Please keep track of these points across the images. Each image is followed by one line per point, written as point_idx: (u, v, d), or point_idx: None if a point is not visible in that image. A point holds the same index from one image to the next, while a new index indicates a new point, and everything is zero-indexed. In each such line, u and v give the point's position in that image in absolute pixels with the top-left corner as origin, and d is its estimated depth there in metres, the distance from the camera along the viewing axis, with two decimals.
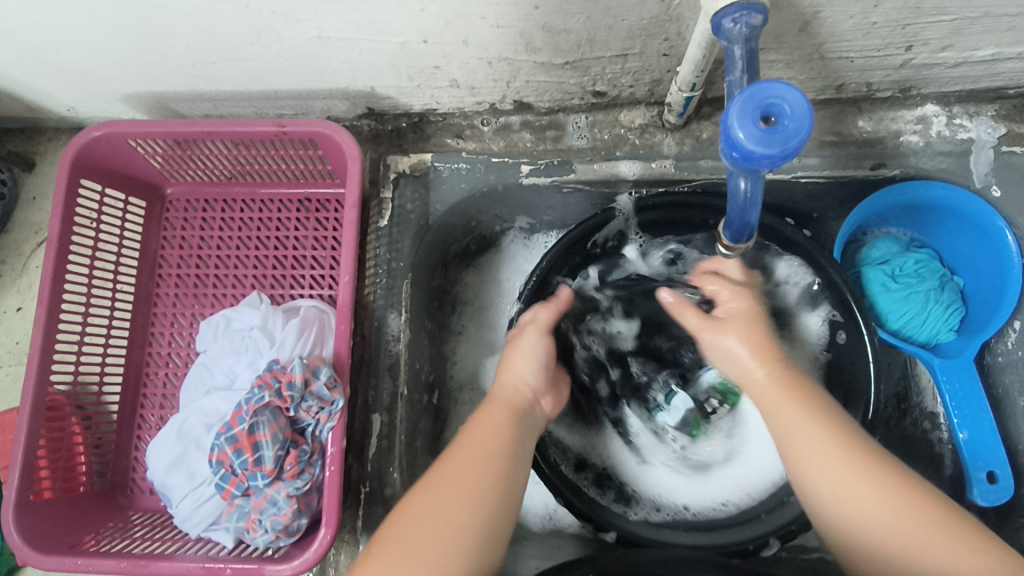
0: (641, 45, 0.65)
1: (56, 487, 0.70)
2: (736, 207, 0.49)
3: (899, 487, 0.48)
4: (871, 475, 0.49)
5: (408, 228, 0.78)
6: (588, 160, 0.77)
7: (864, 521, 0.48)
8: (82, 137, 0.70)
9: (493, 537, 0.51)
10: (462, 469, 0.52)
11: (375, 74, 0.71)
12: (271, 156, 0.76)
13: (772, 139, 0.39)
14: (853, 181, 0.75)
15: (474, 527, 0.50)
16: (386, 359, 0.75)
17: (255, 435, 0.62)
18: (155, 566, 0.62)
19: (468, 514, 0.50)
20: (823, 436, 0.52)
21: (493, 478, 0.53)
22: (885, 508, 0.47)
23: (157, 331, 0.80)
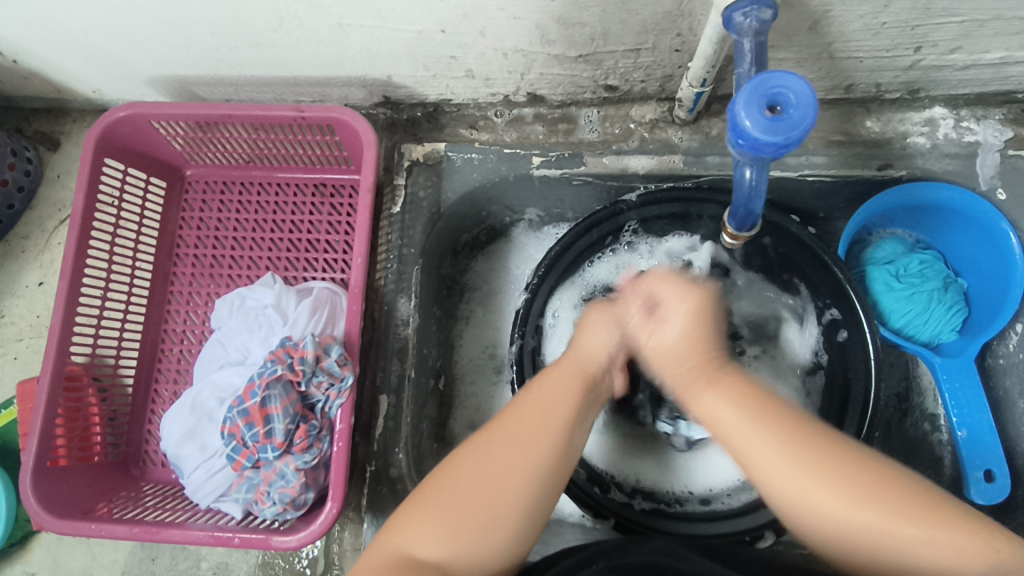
0: (654, 40, 0.66)
1: (71, 455, 0.72)
2: (741, 197, 0.50)
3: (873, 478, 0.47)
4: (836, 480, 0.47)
5: (420, 215, 0.80)
6: (598, 153, 0.78)
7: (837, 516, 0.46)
8: (108, 116, 0.72)
9: (532, 519, 0.52)
10: (520, 424, 0.54)
11: (392, 62, 0.73)
12: (289, 141, 0.78)
13: (777, 127, 0.40)
14: (860, 181, 0.76)
15: (501, 507, 0.50)
16: (395, 343, 0.77)
17: (267, 408, 0.64)
18: (166, 533, 0.63)
19: (526, 476, 0.52)
20: (775, 430, 0.49)
21: (540, 453, 0.53)
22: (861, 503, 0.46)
23: (174, 308, 0.83)
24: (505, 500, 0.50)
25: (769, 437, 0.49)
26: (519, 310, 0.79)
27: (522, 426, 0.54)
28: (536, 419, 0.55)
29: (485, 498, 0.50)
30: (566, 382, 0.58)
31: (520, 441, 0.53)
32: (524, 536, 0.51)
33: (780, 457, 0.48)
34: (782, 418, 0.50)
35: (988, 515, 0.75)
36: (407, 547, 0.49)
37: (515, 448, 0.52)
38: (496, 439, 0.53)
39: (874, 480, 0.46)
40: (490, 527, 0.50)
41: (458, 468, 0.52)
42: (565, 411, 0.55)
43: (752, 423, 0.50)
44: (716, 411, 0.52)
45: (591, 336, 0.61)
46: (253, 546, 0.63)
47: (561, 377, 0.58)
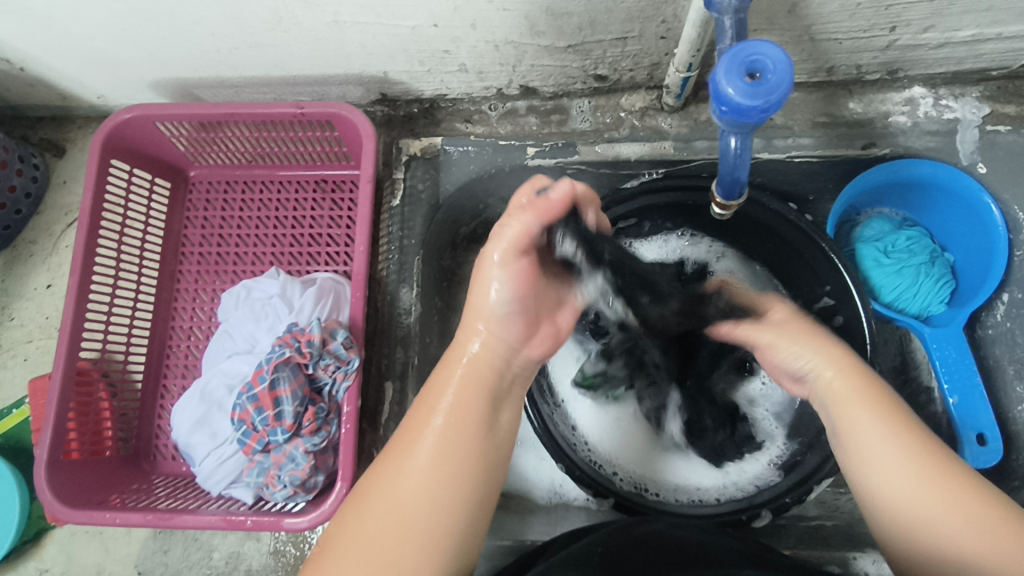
0: (640, 28, 0.69)
1: (83, 449, 0.73)
2: (726, 166, 0.52)
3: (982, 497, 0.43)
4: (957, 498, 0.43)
5: (419, 208, 0.83)
6: (591, 141, 0.81)
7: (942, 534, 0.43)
8: (114, 118, 0.75)
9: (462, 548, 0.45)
10: (434, 450, 0.45)
11: (388, 59, 0.75)
12: (289, 138, 0.80)
13: (757, 92, 0.43)
14: (846, 160, 0.79)
15: (426, 532, 0.43)
16: (399, 331, 0.79)
17: (276, 391, 0.65)
18: (180, 519, 0.65)
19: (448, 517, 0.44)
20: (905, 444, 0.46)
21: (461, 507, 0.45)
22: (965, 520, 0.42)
23: (180, 305, 0.84)
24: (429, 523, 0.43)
25: (889, 436, 0.46)
26: None
27: (426, 459, 0.45)
28: (455, 440, 0.46)
29: (402, 532, 0.42)
30: (473, 398, 0.48)
31: (441, 445, 0.46)
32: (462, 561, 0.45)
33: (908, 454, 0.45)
34: (901, 431, 0.46)
35: (985, 482, 0.76)
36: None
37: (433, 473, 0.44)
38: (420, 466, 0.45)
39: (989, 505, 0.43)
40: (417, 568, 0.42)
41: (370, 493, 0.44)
42: (473, 430, 0.47)
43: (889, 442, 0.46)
44: (850, 421, 0.48)
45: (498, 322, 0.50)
46: (265, 529, 0.64)
47: (453, 376, 0.49)
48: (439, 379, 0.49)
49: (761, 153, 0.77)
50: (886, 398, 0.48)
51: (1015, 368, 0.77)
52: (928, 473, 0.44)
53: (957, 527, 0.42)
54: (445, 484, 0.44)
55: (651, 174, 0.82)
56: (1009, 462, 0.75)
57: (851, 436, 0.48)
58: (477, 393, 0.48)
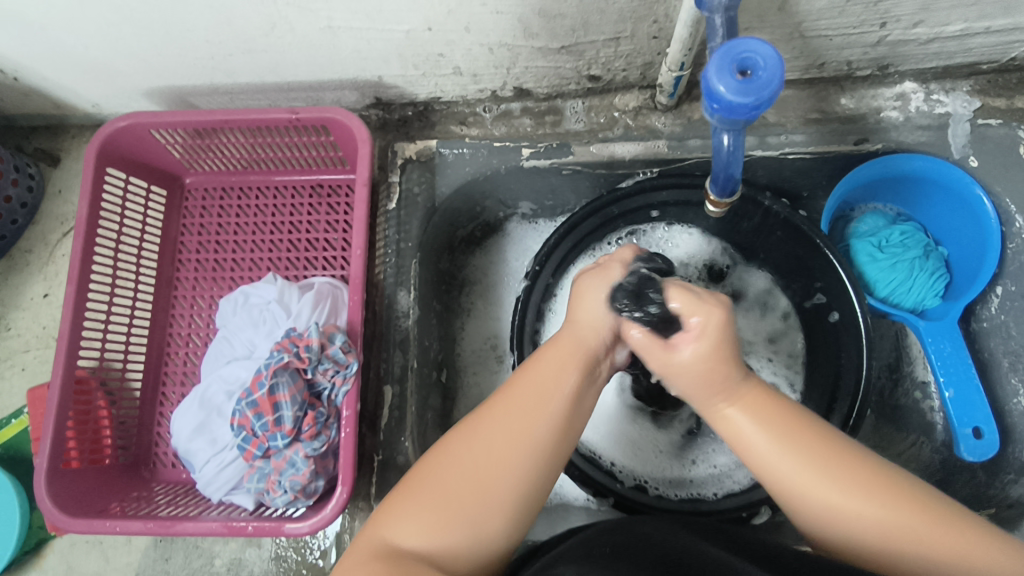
0: (632, 28, 0.69)
1: (83, 457, 0.73)
2: (720, 163, 0.53)
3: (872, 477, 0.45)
4: (846, 486, 0.45)
5: (416, 211, 0.82)
6: (585, 142, 0.81)
7: (845, 518, 0.45)
8: (109, 126, 0.75)
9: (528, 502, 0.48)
10: (501, 430, 0.48)
11: (382, 63, 0.76)
12: (285, 143, 0.81)
13: (748, 88, 0.43)
14: (838, 156, 0.79)
15: (493, 494, 0.47)
16: (397, 335, 0.78)
17: (275, 396, 0.65)
18: (180, 526, 0.65)
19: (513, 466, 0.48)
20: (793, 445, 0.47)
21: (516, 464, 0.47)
22: (861, 504, 0.45)
23: (178, 313, 0.84)
24: (496, 491, 0.47)
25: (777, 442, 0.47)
26: (520, 297, 0.82)
27: (511, 426, 0.48)
28: (522, 425, 0.48)
29: (471, 496, 0.47)
30: (558, 375, 0.51)
31: (508, 426, 0.48)
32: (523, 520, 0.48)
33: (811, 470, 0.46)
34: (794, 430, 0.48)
35: (982, 475, 0.76)
36: (386, 535, 0.47)
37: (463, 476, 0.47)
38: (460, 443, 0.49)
39: (885, 484, 0.45)
40: (478, 518, 0.47)
41: (441, 456, 0.49)
42: (548, 419, 0.49)
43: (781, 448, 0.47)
44: (736, 426, 0.49)
45: (592, 306, 0.54)
46: (266, 534, 0.64)
47: (554, 357, 0.51)
48: (539, 358, 0.52)
49: (755, 151, 0.76)
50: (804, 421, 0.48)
51: (1010, 361, 0.77)
52: (816, 471, 0.46)
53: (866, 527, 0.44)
54: (519, 455, 0.48)
55: (646, 173, 0.83)
56: (1006, 454, 0.76)
57: (733, 433, 0.49)
58: (570, 369, 0.51)
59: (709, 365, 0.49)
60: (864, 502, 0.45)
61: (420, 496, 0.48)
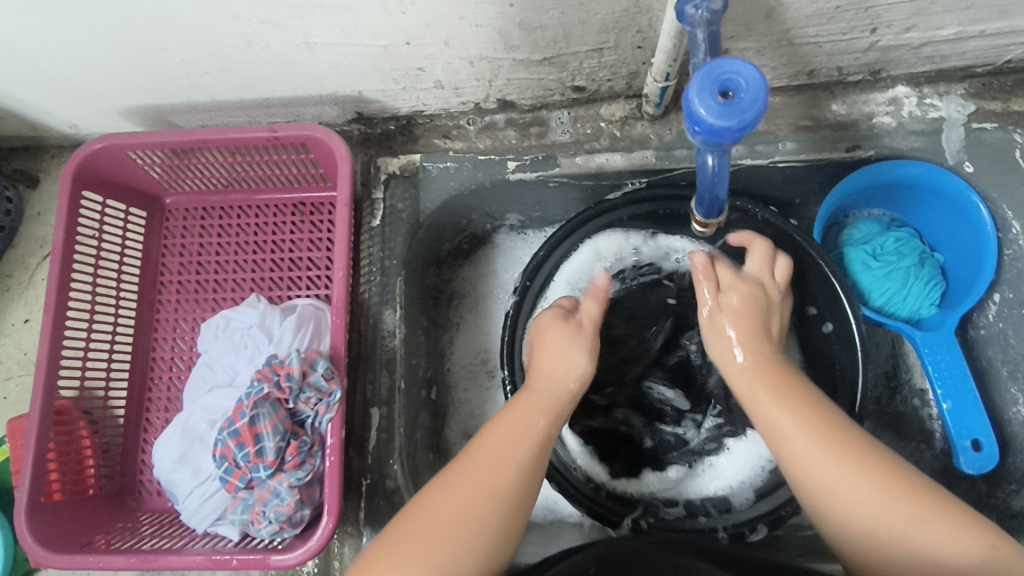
0: (616, 38, 0.67)
1: (65, 489, 0.72)
2: (705, 183, 0.51)
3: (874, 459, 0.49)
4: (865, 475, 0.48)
5: (400, 227, 0.81)
6: (571, 153, 0.79)
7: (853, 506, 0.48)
8: (84, 149, 0.73)
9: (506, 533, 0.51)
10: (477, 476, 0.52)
11: (361, 78, 0.74)
12: (265, 162, 0.79)
13: (730, 111, 0.41)
14: (831, 164, 0.77)
15: (483, 507, 0.51)
16: (383, 355, 0.77)
17: (256, 427, 0.63)
18: (164, 561, 0.63)
19: (497, 482, 0.52)
20: (811, 425, 0.52)
21: (500, 484, 0.52)
22: (876, 490, 0.47)
23: (161, 336, 0.83)
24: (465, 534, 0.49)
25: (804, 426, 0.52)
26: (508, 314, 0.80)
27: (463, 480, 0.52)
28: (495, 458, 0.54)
29: (454, 512, 0.50)
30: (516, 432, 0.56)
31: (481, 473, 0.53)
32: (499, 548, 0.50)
33: (828, 457, 0.50)
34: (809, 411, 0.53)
35: (982, 485, 0.75)
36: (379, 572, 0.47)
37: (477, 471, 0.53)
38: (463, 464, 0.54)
39: (852, 446, 0.50)
40: (457, 530, 0.49)
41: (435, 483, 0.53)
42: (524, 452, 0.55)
43: (794, 417, 0.53)
44: (772, 416, 0.54)
45: (547, 361, 0.63)
46: (252, 567, 0.63)
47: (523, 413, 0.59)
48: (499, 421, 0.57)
49: (745, 159, 0.75)
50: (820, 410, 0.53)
51: (1010, 369, 0.76)
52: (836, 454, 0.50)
53: (873, 518, 0.47)
54: (505, 477, 0.53)
55: (634, 184, 0.82)
56: (1006, 465, 0.74)
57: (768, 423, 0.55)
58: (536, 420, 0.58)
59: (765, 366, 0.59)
60: (879, 494, 0.47)
61: (419, 516, 0.50)
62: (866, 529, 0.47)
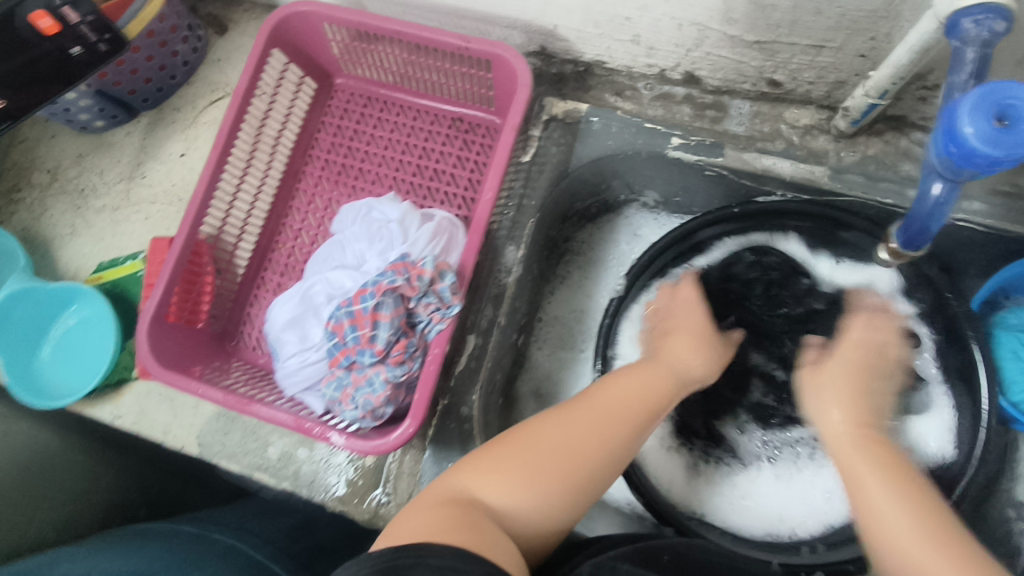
0: (843, 39, 0.63)
1: (181, 316, 0.76)
2: (919, 213, 0.47)
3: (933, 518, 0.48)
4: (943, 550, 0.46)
5: (547, 170, 0.81)
6: (740, 147, 0.77)
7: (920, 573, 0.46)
8: (286, 8, 0.75)
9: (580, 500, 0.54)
10: (601, 414, 0.58)
11: (564, 12, 0.72)
12: (443, 69, 0.79)
13: (1003, 139, 0.37)
14: (1013, 240, 0.72)
15: (542, 484, 0.52)
16: (494, 288, 0.79)
17: (377, 313, 0.65)
18: (254, 408, 0.67)
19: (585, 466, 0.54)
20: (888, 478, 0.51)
21: (597, 455, 0.55)
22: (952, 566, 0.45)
23: (296, 206, 0.86)
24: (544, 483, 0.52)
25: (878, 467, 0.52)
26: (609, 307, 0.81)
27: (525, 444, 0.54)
28: (643, 394, 0.61)
29: (528, 483, 0.52)
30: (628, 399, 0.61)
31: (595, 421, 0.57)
32: (566, 514, 0.53)
33: (900, 524, 0.49)
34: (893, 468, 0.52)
35: None
36: (474, 486, 0.52)
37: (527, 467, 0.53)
38: (527, 438, 0.55)
39: (920, 500, 0.50)
40: (551, 497, 0.52)
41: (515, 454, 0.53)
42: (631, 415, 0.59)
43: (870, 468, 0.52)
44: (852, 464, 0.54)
45: (677, 352, 0.67)
46: (325, 440, 0.66)
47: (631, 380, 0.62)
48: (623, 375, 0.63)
49: None
50: (889, 457, 0.53)
51: None
52: (913, 521, 0.48)
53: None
54: (581, 467, 0.54)
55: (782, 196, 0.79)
56: None
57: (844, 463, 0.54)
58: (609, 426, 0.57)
59: (876, 462, 0.53)
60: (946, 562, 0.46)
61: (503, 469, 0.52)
62: None
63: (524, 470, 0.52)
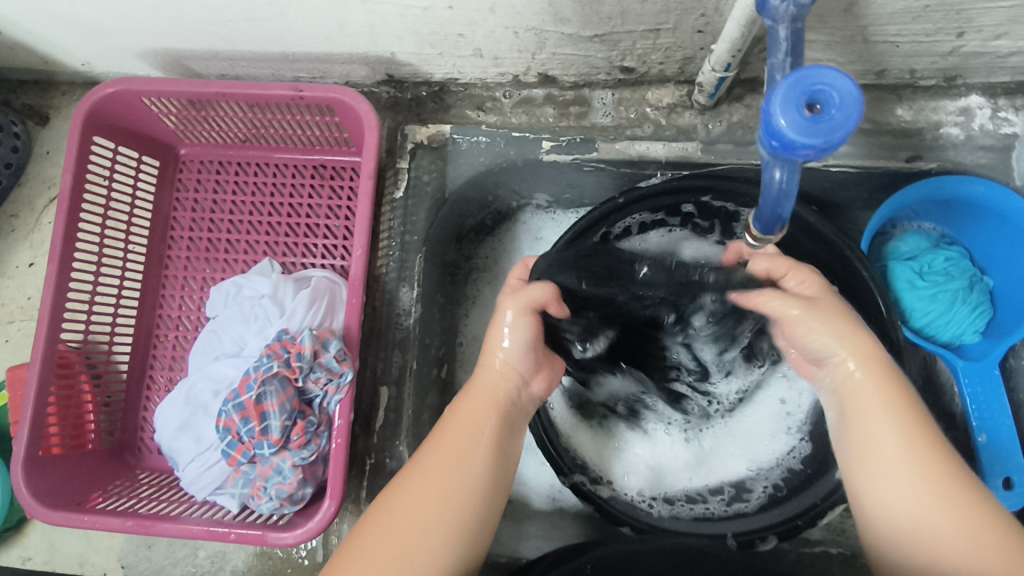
0: (676, 20, 0.61)
1: (64, 443, 0.70)
2: (767, 199, 0.47)
3: (942, 465, 0.45)
4: (944, 496, 0.44)
5: (424, 201, 0.77)
6: (611, 138, 0.75)
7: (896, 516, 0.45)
8: (96, 93, 0.69)
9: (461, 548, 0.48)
10: (438, 464, 0.51)
11: (396, 39, 0.69)
12: (287, 121, 0.74)
13: (816, 128, 0.36)
14: (885, 173, 0.73)
15: (423, 540, 0.47)
16: (397, 333, 0.75)
17: (262, 404, 0.62)
18: (161, 527, 0.62)
19: (447, 513, 0.49)
20: (906, 432, 0.47)
21: (458, 491, 0.50)
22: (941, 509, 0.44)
23: (169, 293, 0.80)
24: (426, 537, 0.47)
25: (893, 421, 0.47)
26: None
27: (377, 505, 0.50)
28: (470, 427, 0.53)
29: (397, 543, 0.47)
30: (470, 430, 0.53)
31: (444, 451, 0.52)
32: (464, 549, 0.49)
33: (907, 474, 0.45)
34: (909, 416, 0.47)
35: None
36: None
37: (393, 530, 0.47)
38: (378, 512, 0.49)
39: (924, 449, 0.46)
40: (423, 552, 0.47)
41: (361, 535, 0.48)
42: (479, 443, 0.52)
43: (877, 420, 0.48)
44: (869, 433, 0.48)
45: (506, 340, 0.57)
46: (250, 541, 0.61)
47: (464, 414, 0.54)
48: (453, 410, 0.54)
49: None
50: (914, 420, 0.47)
51: None
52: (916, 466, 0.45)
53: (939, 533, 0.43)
54: (443, 507, 0.49)
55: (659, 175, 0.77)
56: None
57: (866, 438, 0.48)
58: (489, 412, 0.54)
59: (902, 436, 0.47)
60: (945, 510, 0.44)
61: (373, 544, 0.47)
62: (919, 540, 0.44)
63: (399, 529, 0.47)
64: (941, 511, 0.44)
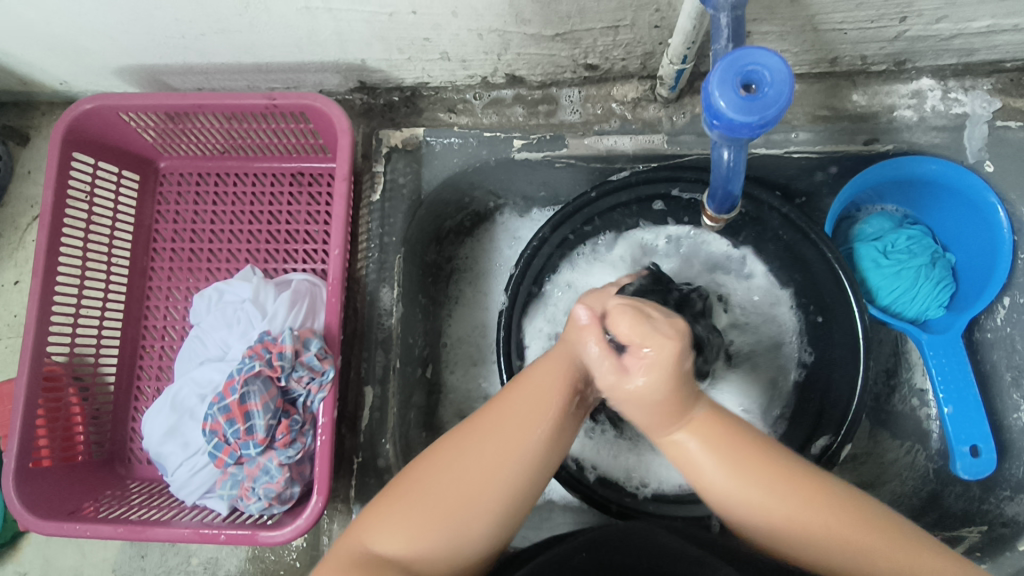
0: (632, 16, 0.64)
1: (55, 455, 0.71)
2: (719, 178, 0.49)
3: (811, 483, 0.43)
4: (781, 494, 0.42)
5: (401, 203, 0.78)
6: (579, 134, 0.77)
7: (762, 521, 0.43)
8: (73, 109, 0.70)
9: (515, 516, 0.43)
10: (509, 422, 0.44)
11: (365, 46, 0.71)
12: (264, 129, 0.76)
13: (752, 106, 0.39)
14: (846, 157, 0.75)
15: (473, 507, 0.41)
16: (379, 333, 0.77)
17: (246, 404, 0.63)
18: (151, 532, 0.63)
19: (506, 469, 0.43)
20: (737, 460, 0.43)
21: (522, 453, 0.43)
22: (798, 512, 0.42)
23: (153, 305, 0.81)
24: (477, 506, 0.41)
25: (706, 436, 0.44)
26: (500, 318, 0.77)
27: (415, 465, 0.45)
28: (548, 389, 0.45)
29: (456, 503, 0.41)
30: (537, 401, 0.45)
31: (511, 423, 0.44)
32: (511, 526, 0.43)
33: (751, 487, 0.43)
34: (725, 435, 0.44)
35: (975, 490, 0.74)
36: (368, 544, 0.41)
37: (450, 490, 0.42)
38: (448, 458, 0.43)
39: (761, 459, 0.43)
40: (463, 527, 0.41)
41: (421, 477, 0.43)
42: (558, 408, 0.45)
43: (717, 457, 0.44)
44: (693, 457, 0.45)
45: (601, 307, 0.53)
46: (241, 541, 0.62)
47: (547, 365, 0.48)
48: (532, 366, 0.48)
49: (760, 148, 0.72)
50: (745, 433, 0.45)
51: (1013, 375, 0.75)
52: (755, 479, 0.43)
53: (797, 535, 0.42)
54: (509, 468, 0.43)
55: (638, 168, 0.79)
56: (1002, 471, 0.75)
57: (679, 454, 0.45)
58: (571, 366, 0.48)
59: (725, 434, 0.44)
60: (777, 511, 0.42)
61: (416, 495, 0.42)
62: (793, 550, 0.42)
63: (455, 487, 0.42)
64: (807, 519, 0.42)
